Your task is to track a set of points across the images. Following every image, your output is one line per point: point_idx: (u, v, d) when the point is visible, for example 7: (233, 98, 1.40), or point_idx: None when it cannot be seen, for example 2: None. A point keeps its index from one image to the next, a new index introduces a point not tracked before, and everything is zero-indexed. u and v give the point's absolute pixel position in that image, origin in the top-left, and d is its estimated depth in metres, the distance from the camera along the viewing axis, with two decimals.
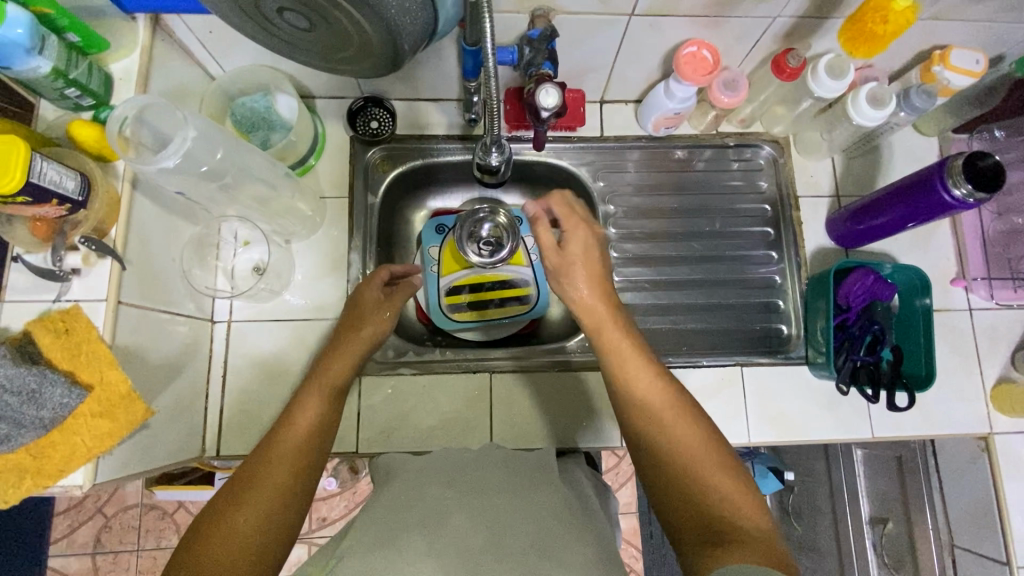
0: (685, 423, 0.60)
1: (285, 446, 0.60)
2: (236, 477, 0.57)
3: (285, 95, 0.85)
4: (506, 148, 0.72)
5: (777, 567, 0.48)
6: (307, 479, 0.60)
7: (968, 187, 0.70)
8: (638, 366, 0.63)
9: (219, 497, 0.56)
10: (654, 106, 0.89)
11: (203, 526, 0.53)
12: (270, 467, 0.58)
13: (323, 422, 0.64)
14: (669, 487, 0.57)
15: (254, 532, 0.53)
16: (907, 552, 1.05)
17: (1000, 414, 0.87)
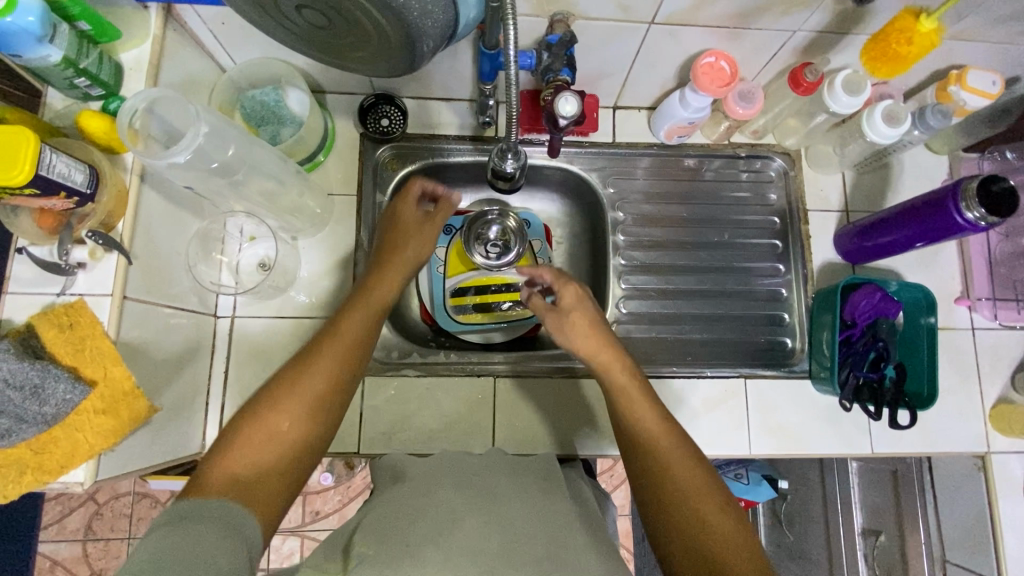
0: (690, 467, 0.59)
1: (328, 354, 0.60)
2: (279, 374, 0.59)
3: (297, 89, 0.84)
4: (522, 154, 0.71)
5: None
6: (344, 388, 0.61)
7: (981, 211, 0.70)
8: (643, 410, 0.63)
9: (263, 391, 0.57)
10: (668, 114, 0.89)
11: (245, 420, 0.55)
12: (310, 372, 0.59)
13: (354, 350, 0.62)
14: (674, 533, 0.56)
15: (282, 456, 0.55)
16: (900, 565, 1.04)
17: (998, 433, 0.88)
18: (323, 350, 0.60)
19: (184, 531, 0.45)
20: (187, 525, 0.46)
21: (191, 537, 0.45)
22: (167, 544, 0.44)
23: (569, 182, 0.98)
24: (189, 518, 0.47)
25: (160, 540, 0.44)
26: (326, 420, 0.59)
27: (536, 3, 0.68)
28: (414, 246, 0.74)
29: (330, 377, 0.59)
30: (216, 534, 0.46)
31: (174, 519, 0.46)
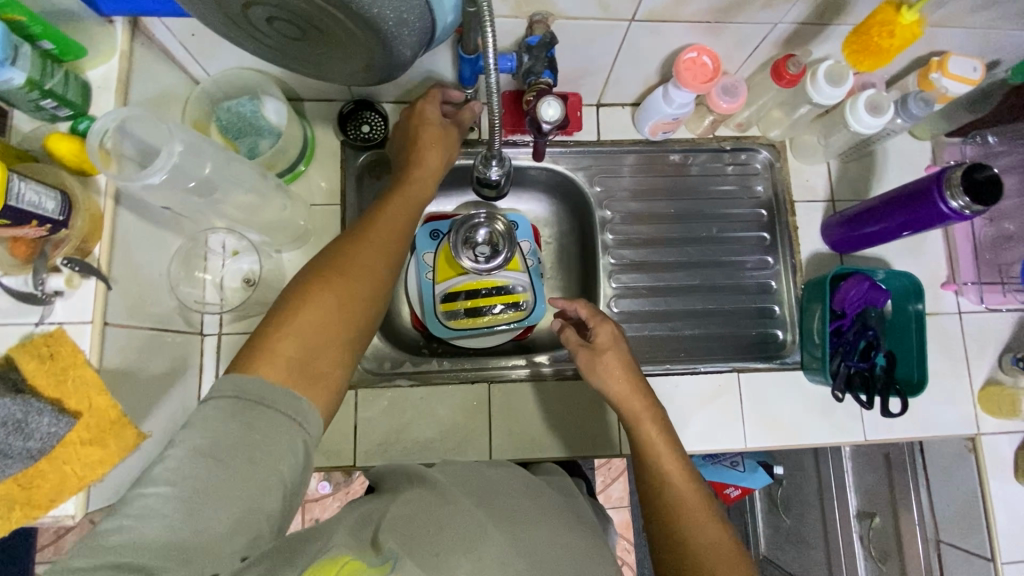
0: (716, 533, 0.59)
1: (373, 237, 0.62)
2: (326, 254, 0.60)
3: (273, 97, 0.82)
4: (507, 159, 0.69)
5: None
6: (391, 265, 0.62)
7: (966, 200, 0.71)
8: (672, 463, 0.64)
9: (313, 266, 0.58)
10: (652, 111, 0.88)
11: (299, 287, 0.56)
12: (360, 250, 0.60)
13: (396, 235, 0.64)
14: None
15: (332, 323, 0.55)
16: (894, 545, 1.06)
17: (987, 415, 0.90)
18: (371, 240, 0.62)
19: (251, 424, 0.47)
20: (254, 411, 0.48)
21: (255, 432, 0.47)
22: (231, 432, 0.46)
23: (555, 182, 0.97)
24: (257, 401, 0.49)
25: (226, 419, 0.47)
26: (376, 293, 0.59)
27: (515, 4, 0.67)
28: (442, 158, 0.76)
29: (382, 265, 0.61)
30: (277, 430, 0.48)
31: (242, 396, 0.48)
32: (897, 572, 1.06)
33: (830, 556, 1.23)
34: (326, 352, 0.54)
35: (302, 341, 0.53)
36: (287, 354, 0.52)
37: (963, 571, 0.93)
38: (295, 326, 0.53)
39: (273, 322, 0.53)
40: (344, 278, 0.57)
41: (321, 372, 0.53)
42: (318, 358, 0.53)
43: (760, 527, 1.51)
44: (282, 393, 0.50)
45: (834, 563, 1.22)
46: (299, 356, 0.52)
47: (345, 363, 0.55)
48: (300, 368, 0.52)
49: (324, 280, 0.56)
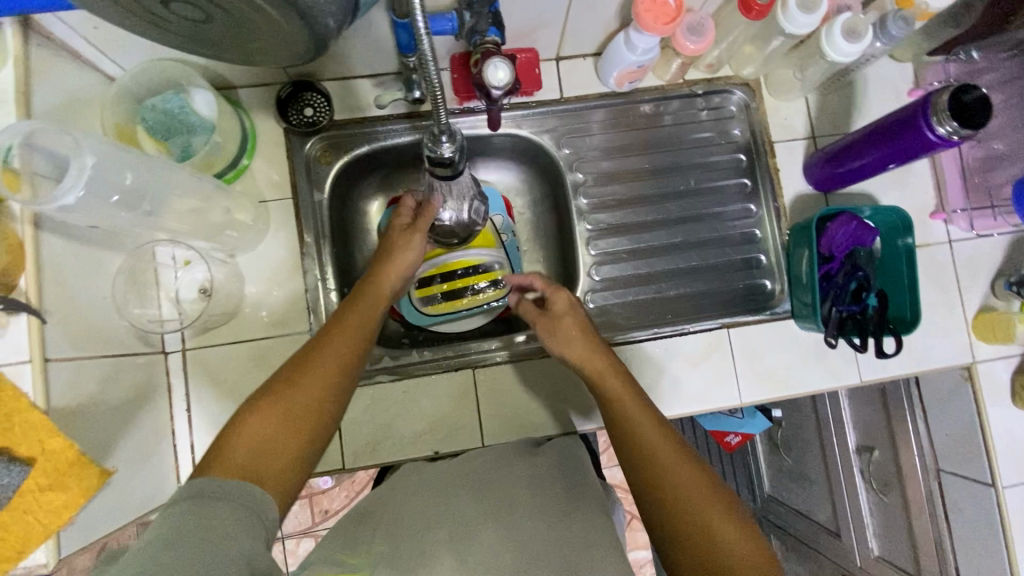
0: (685, 462, 0.58)
1: (344, 336, 0.63)
2: (294, 357, 0.61)
3: (200, 87, 0.74)
4: (458, 135, 0.61)
5: None
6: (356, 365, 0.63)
7: (954, 125, 0.66)
8: (634, 405, 0.64)
9: (280, 370, 0.59)
10: (615, 60, 0.81)
11: (259, 397, 0.56)
12: (327, 351, 0.61)
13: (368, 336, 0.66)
14: (676, 548, 0.55)
15: (293, 430, 0.55)
16: (894, 476, 1.07)
17: (981, 341, 0.88)
18: (335, 343, 0.62)
19: (207, 513, 0.45)
20: (211, 505, 0.46)
21: (213, 518, 0.45)
22: (188, 520, 0.44)
23: (520, 148, 0.91)
24: (209, 495, 0.47)
25: (183, 514, 0.44)
26: (338, 394, 0.60)
27: None
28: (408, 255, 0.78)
29: (347, 364, 0.61)
30: (234, 515, 0.46)
31: (195, 495, 0.47)
32: (899, 501, 1.07)
33: (833, 490, 1.24)
34: (278, 456, 0.53)
35: (254, 446, 0.52)
36: (239, 459, 0.51)
37: (966, 497, 0.93)
38: (249, 435, 0.53)
39: (231, 426, 0.53)
40: (307, 383, 0.58)
41: (274, 476, 0.52)
42: (269, 463, 0.52)
43: (762, 468, 1.53)
44: (237, 488, 0.48)
45: (837, 497, 1.24)
46: (251, 462, 0.52)
47: (302, 466, 0.55)
48: (252, 472, 0.51)
49: (285, 386, 0.57)
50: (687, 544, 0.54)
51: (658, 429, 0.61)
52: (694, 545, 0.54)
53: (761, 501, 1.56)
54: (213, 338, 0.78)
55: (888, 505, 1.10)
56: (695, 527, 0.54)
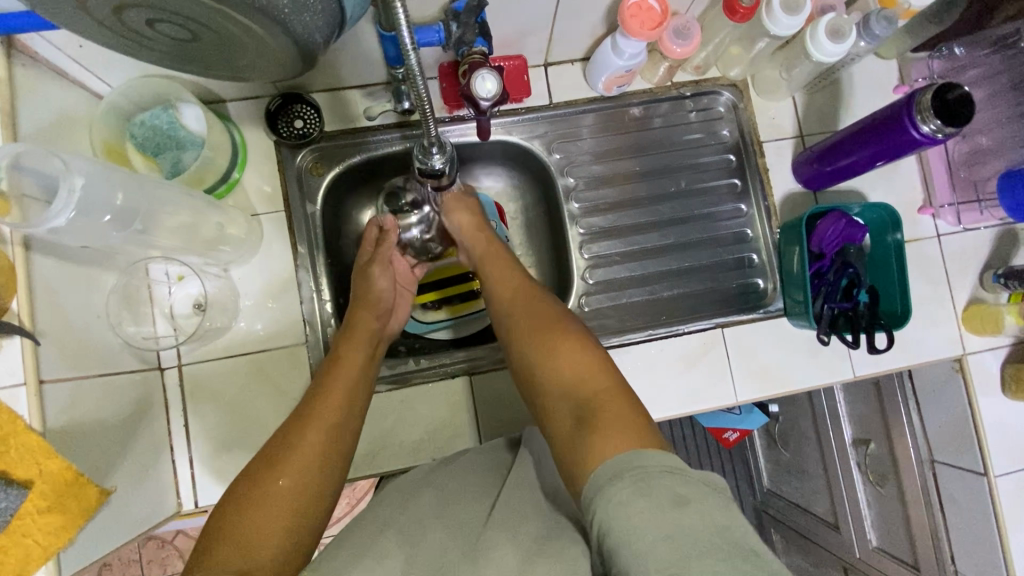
0: (553, 315, 0.68)
1: (322, 410, 0.64)
2: (271, 442, 0.61)
3: (188, 102, 0.74)
4: (448, 146, 0.62)
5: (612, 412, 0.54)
6: (338, 441, 0.63)
7: (938, 123, 0.67)
8: (513, 292, 0.73)
9: (258, 458, 0.59)
10: (603, 64, 0.82)
11: (241, 490, 0.56)
12: (306, 429, 0.61)
13: (347, 406, 0.66)
14: (548, 393, 0.61)
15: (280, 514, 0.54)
16: (891, 468, 1.08)
17: (972, 334, 0.89)
18: (315, 418, 0.63)
19: None
20: None
21: None
22: None
23: (511, 154, 0.91)
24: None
25: None
26: (322, 470, 0.59)
27: None
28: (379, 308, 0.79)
29: (327, 439, 0.62)
30: None
31: None
32: (896, 492, 1.09)
33: (830, 483, 1.25)
34: (267, 544, 0.52)
35: (239, 538, 0.51)
36: (228, 554, 0.50)
37: (960, 487, 0.94)
38: (238, 529, 0.52)
39: (217, 526, 0.53)
40: (288, 463, 0.58)
41: (264, 565, 0.50)
42: (257, 554, 0.51)
43: (761, 463, 1.54)
44: None
45: (834, 489, 1.25)
46: (240, 555, 0.50)
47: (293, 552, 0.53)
48: (242, 565, 0.49)
49: (267, 470, 0.57)
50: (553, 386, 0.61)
51: (529, 303, 0.71)
52: (559, 385, 0.60)
53: (760, 495, 1.57)
54: (209, 353, 0.78)
55: (885, 497, 1.11)
56: (558, 369, 0.61)
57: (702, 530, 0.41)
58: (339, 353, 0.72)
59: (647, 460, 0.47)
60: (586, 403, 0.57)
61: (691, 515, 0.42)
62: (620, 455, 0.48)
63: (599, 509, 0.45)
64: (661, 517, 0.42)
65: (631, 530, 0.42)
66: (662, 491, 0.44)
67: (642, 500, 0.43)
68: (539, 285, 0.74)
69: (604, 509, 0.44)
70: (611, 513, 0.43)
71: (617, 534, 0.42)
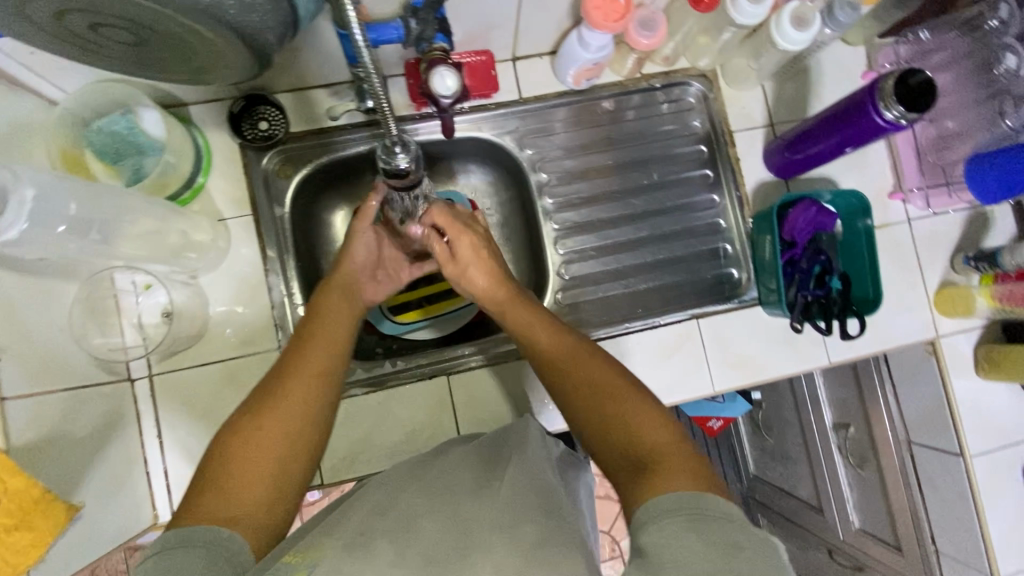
0: (599, 368, 0.60)
1: (305, 358, 0.62)
2: (256, 391, 0.59)
3: (146, 106, 0.72)
4: (412, 145, 0.60)
5: (705, 484, 0.47)
6: (326, 389, 0.61)
7: (900, 109, 0.67)
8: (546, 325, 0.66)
9: (244, 406, 0.58)
10: (570, 58, 0.81)
11: (224, 438, 0.54)
12: (290, 378, 0.59)
13: (331, 353, 0.64)
14: (613, 461, 0.54)
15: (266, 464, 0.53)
16: (870, 451, 1.09)
17: (944, 317, 0.90)
18: (297, 369, 0.61)
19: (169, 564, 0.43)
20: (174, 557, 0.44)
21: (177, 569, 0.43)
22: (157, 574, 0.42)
23: (481, 150, 0.91)
24: (176, 546, 0.45)
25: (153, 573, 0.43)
26: (309, 419, 0.58)
27: None
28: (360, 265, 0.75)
29: (313, 389, 0.60)
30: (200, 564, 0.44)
31: (158, 549, 0.45)
32: (876, 474, 1.10)
33: (813, 467, 1.27)
34: (249, 492, 0.51)
35: (224, 487, 0.51)
36: (210, 502, 0.49)
37: (937, 468, 0.96)
38: (222, 476, 0.52)
39: (201, 474, 0.52)
40: (271, 414, 0.56)
41: (251, 516, 0.50)
42: (240, 502, 0.50)
43: (747, 450, 1.55)
44: (204, 531, 0.46)
45: (817, 473, 1.27)
46: (223, 504, 0.50)
47: (278, 501, 0.53)
48: (223, 513, 0.49)
49: (252, 420, 0.55)
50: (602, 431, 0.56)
51: (573, 356, 0.62)
52: (608, 435, 0.55)
53: (747, 481, 1.58)
54: (180, 362, 0.77)
55: (867, 480, 1.13)
56: (607, 415, 0.56)
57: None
58: (321, 305, 0.69)
59: (710, 505, 0.45)
60: (640, 454, 0.52)
61: (739, 563, 0.41)
62: (680, 497, 0.46)
63: (646, 540, 0.44)
64: (711, 558, 0.41)
65: (676, 555, 0.42)
66: (718, 535, 0.43)
67: (694, 537, 0.43)
68: (578, 330, 0.65)
69: (652, 538, 0.44)
70: (658, 544, 0.43)
71: (657, 546, 0.43)
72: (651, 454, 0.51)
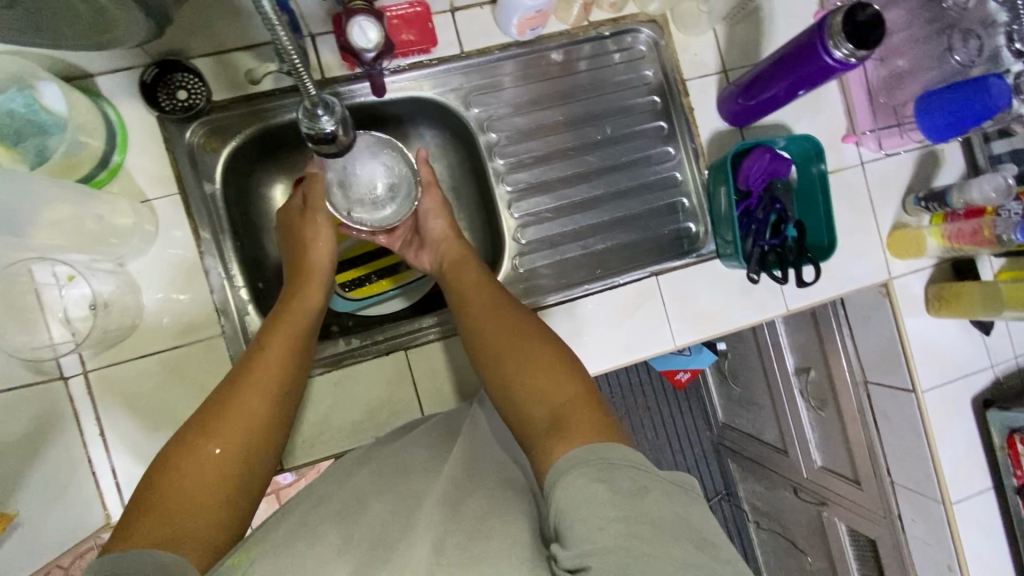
0: (524, 323, 0.61)
1: (263, 374, 0.60)
2: (206, 405, 0.57)
3: (44, 80, 0.64)
4: (336, 105, 0.54)
5: (604, 437, 0.48)
6: (282, 407, 0.60)
7: (850, 47, 0.65)
8: (479, 287, 0.67)
9: (191, 423, 0.55)
10: (511, 6, 0.76)
11: (173, 456, 0.52)
12: (243, 395, 0.57)
13: (289, 369, 0.62)
14: (522, 413, 0.54)
15: (219, 487, 0.51)
16: (829, 392, 1.13)
17: (896, 258, 0.91)
18: (253, 381, 0.59)
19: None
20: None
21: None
22: None
23: (424, 112, 0.85)
24: (115, 567, 0.41)
25: None
26: (263, 439, 0.57)
27: None
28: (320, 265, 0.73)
29: (268, 408, 0.58)
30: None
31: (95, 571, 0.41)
32: (835, 414, 1.14)
33: (776, 409, 1.31)
34: (197, 511, 0.49)
35: (171, 509, 0.48)
36: (157, 525, 0.47)
37: (891, 405, 1.00)
38: (167, 496, 0.49)
39: (147, 493, 0.49)
40: (224, 435, 0.54)
41: (199, 538, 0.48)
42: (189, 522, 0.48)
43: (715, 399, 1.59)
44: (150, 551, 0.43)
45: (780, 415, 1.31)
46: (169, 524, 0.47)
47: (227, 521, 0.51)
48: (172, 535, 0.46)
49: (205, 440, 0.53)
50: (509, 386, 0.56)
51: (496, 308, 0.63)
52: (515, 391, 0.55)
53: (716, 429, 1.63)
54: (117, 355, 0.72)
55: (826, 419, 1.17)
56: (521, 364, 0.56)
57: (661, 513, 0.41)
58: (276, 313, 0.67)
59: (616, 456, 0.45)
60: (550, 408, 0.52)
61: (649, 503, 0.42)
62: (583, 449, 0.46)
63: (559, 495, 0.44)
64: (620, 502, 0.41)
65: (589, 510, 0.41)
66: (626, 482, 0.43)
67: (603, 487, 0.43)
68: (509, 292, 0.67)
69: (563, 494, 0.44)
70: (569, 502, 0.43)
71: (570, 512, 0.42)
72: (557, 408, 0.51)
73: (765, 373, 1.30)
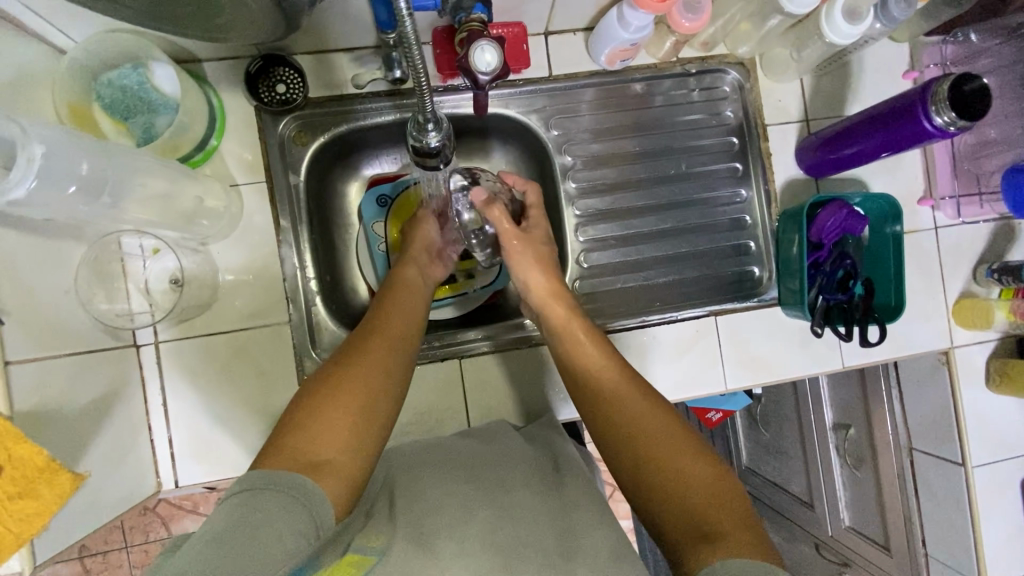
0: (655, 415, 0.63)
1: (384, 331, 0.65)
2: (336, 355, 0.62)
3: (159, 61, 0.68)
4: (445, 122, 0.56)
5: (766, 555, 0.50)
6: (401, 360, 0.64)
7: (952, 115, 0.65)
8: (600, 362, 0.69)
9: (323, 368, 0.61)
10: (607, 36, 0.77)
11: (305, 394, 0.57)
12: (367, 347, 0.63)
13: (404, 331, 0.67)
14: (668, 520, 0.56)
15: (351, 420, 0.56)
16: (868, 452, 1.10)
17: (961, 327, 0.89)
18: (375, 337, 0.64)
19: (254, 507, 0.46)
20: (260, 497, 0.47)
21: (261, 510, 0.46)
22: (238, 517, 0.45)
23: (505, 128, 0.87)
24: (264, 487, 0.48)
25: (239, 516, 0.45)
26: (387, 387, 0.61)
27: None
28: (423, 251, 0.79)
29: (389, 360, 0.63)
30: (283, 508, 0.47)
31: (247, 488, 0.48)
32: (872, 475, 1.11)
33: (807, 461, 1.28)
34: (331, 440, 0.54)
35: (308, 432, 0.53)
36: (295, 449, 0.52)
37: (937, 476, 0.97)
38: (303, 426, 0.54)
39: (288, 419, 0.55)
40: (352, 379, 0.59)
41: (332, 466, 0.52)
42: (324, 449, 0.53)
43: (741, 442, 1.56)
44: (290, 476, 0.49)
45: (811, 468, 1.28)
46: (307, 448, 0.53)
47: (357, 448, 0.55)
48: (309, 459, 0.52)
49: (336, 378, 0.58)
50: (650, 494, 0.58)
51: (624, 391, 0.66)
52: (658, 501, 0.57)
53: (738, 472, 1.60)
54: (190, 329, 0.75)
55: (862, 480, 1.14)
56: (660, 470, 0.59)
57: None
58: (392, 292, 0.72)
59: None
60: (698, 520, 0.54)
61: None
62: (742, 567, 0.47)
63: None
64: None
65: None
66: None
67: None
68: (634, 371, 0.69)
69: None
70: None
71: None
72: (706, 520, 0.54)
73: (801, 424, 1.28)
